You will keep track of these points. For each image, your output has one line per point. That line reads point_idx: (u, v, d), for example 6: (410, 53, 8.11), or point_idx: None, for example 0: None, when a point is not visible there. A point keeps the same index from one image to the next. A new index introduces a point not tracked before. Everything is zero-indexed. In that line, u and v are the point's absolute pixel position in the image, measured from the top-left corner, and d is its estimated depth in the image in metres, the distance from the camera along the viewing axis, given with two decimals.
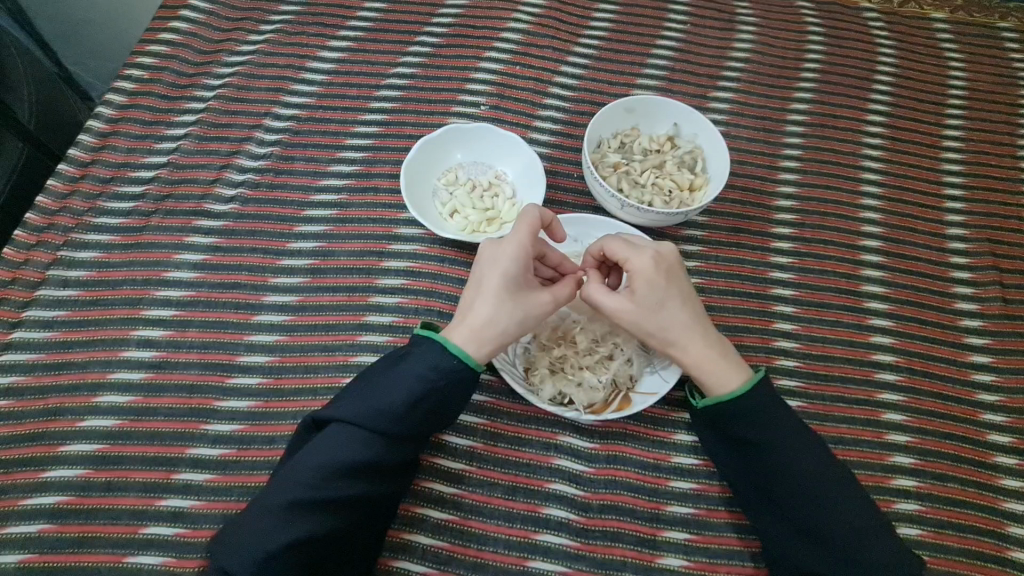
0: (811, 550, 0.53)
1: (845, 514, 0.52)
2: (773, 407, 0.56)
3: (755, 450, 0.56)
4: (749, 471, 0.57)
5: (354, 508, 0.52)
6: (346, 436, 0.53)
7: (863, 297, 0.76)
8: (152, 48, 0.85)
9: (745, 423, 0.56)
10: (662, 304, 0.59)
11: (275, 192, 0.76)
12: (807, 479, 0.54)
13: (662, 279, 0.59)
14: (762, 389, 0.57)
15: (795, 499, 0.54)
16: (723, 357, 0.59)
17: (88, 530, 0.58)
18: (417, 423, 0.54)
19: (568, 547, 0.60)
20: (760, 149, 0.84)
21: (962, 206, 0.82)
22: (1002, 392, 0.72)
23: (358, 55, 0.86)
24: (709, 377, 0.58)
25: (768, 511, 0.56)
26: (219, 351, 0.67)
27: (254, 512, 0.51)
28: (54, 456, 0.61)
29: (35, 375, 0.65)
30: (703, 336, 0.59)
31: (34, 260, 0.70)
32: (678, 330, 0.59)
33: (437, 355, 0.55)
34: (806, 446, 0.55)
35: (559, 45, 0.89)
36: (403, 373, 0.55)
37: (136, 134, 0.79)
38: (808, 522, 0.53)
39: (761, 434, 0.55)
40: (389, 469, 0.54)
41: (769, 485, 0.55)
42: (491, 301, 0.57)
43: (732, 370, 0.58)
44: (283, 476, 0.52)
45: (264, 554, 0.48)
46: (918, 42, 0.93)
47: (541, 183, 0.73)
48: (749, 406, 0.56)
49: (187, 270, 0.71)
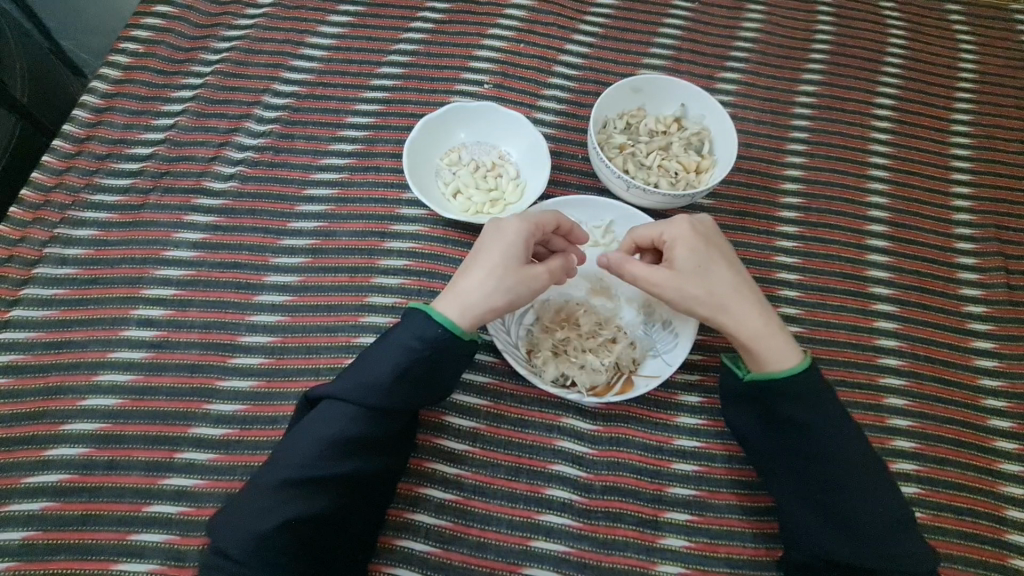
0: (834, 535, 0.53)
1: (875, 503, 0.53)
2: (821, 392, 0.55)
3: (800, 433, 0.55)
4: (786, 452, 0.56)
5: (348, 484, 0.52)
6: (335, 412, 0.52)
7: (867, 282, 0.76)
8: (147, 20, 0.83)
9: (791, 403, 0.55)
10: (705, 269, 0.59)
11: (276, 170, 0.75)
12: (845, 467, 0.53)
13: (701, 245, 0.60)
14: (812, 370, 0.56)
15: (831, 484, 0.53)
16: (778, 330, 0.57)
17: (92, 508, 0.58)
18: (405, 396, 0.53)
19: (571, 527, 0.61)
20: (767, 132, 0.83)
21: (970, 190, 0.82)
22: (1004, 377, 0.72)
23: (359, 31, 0.84)
24: (764, 346, 0.57)
25: (798, 494, 0.56)
26: (220, 331, 0.66)
27: (249, 492, 0.51)
28: (56, 435, 0.61)
29: (34, 354, 0.64)
30: (757, 306, 0.58)
31: (30, 237, 0.69)
32: (727, 296, 0.58)
33: (424, 324, 0.54)
34: (849, 432, 0.54)
35: (565, 23, 0.87)
36: (389, 346, 0.54)
37: (132, 110, 0.77)
38: (840, 510, 0.53)
39: (809, 416, 0.54)
40: (379, 444, 0.53)
41: (804, 467, 0.55)
42: (487, 271, 0.57)
43: (787, 344, 0.57)
44: (277, 456, 0.52)
45: (259, 533, 0.48)
46: (929, 23, 0.91)
47: (546, 164, 0.72)
48: (799, 386, 0.55)
49: (187, 249, 0.70)
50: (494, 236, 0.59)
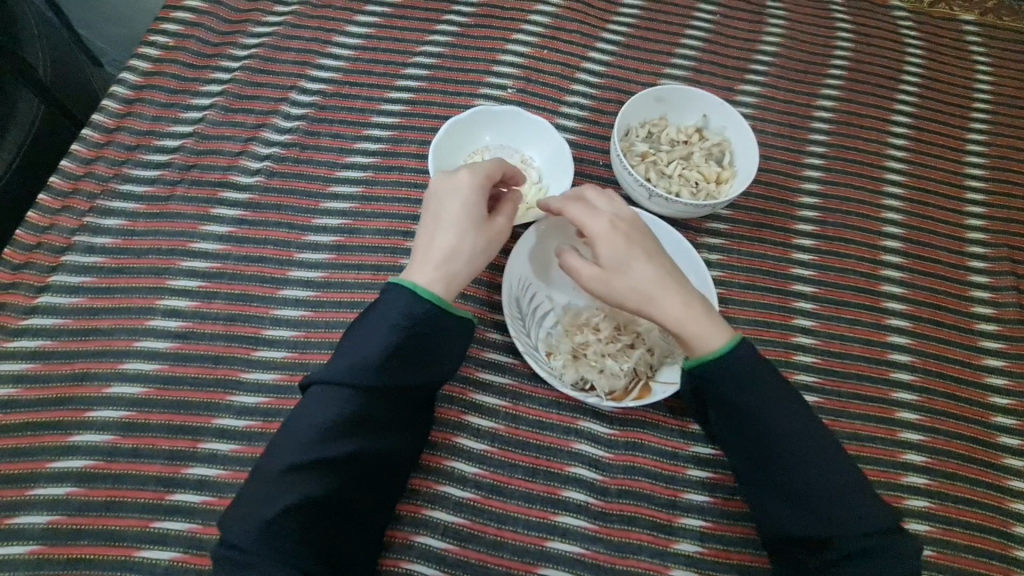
0: (797, 517, 0.52)
1: (826, 480, 0.51)
2: (756, 369, 0.54)
3: (742, 416, 0.54)
4: (734, 438, 0.55)
5: (353, 464, 0.52)
6: (333, 395, 0.52)
7: (881, 297, 0.77)
8: (177, 14, 0.84)
9: (725, 387, 0.54)
10: (628, 263, 0.57)
11: (301, 166, 0.76)
12: (789, 444, 0.52)
13: (623, 238, 0.58)
14: (742, 347, 0.54)
15: (783, 465, 0.52)
16: (705, 314, 0.56)
17: (115, 495, 0.59)
18: (405, 376, 0.54)
19: (586, 529, 0.61)
20: (785, 145, 0.84)
21: (984, 210, 0.83)
22: (1014, 396, 0.73)
23: (385, 32, 0.85)
24: (692, 335, 0.56)
25: (757, 479, 0.55)
26: (244, 324, 0.67)
27: (254, 480, 0.50)
28: (81, 421, 0.61)
29: (61, 340, 0.65)
30: (683, 293, 0.57)
31: (59, 225, 0.70)
32: (651, 287, 0.57)
33: (418, 303, 0.55)
34: (788, 410, 0.53)
35: (588, 30, 0.88)
36: (383, 326, 0.54)
37: (161, 102, 0.78)
38: (795, 489, 0.52)
39: (746, 397, 0.53)
40: (380, 423, 0.54)
41: (752, 450, 0.54)
42: (458, 232, 0.59)
43: (713, 328, 0.56)
44: (277, 444, 0.51)
45: (266, 520, 0.48)
46: (946, 43, 0.92)
47: (570, 169, 0.73)
48: (733, 365, 0.54)
49: (212, 242, 0.71)
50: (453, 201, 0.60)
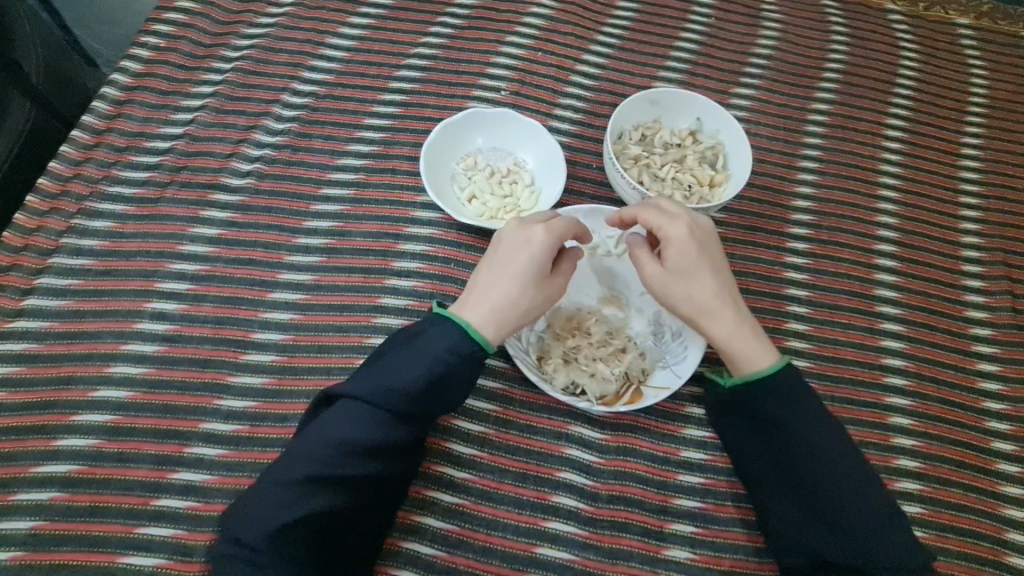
0: (823, 534, 0.53)
1: (863, 501, 0.53)
2: (801, 392, 0.56)
3: (781, 431, 0.56)
4: (770, 453, 0.58)
5: (368, 483, 0.52)
6: (361, 413, 0.52)
7: (875, 301, 0.76)
8: (169, 15, 0.83)
9: (771, 403, 0.57)
10: (692, 273, 0.58)
11: (293, 169, 0.76)
12: (824, 463, 0.54)
13: (695, 246, 0.58)
14: (789, 372, 0.57)
15: (815, 482, 0.54)
16: (755, 335, 0.59)
17: (99, 500, 0.58)
18: (431, 405, 0.54)
19: (576, 535, 0.61)
20: (780, 148, 0.84)
21: (978, 214, 0.83)
22: (1008, 401, 0.73)
23: (379, 34, 0.85)
24: (740, 351, 0.58)
25: (784, 495, 0.57)
26: (233, 327, 0.66)
27: (266, 485, 0.51)
28: (66, 425, 0.61)
29: (46, 344, 0.64)
30: (737, 312, 0.59)
31: (46, 227, 0.69)
32: (709, 301, 0.58)
33: (457, 338, 0.55)
34: (830, 431, 0.55)
35: (582, 33, 0.88)
36: (417, 354, 0.54)
37: (151, 104, 0.78)
38: (824, 506, 0.54)
39: (787, 414, 0.56)
40: (401, 447, 0.54)
41: (788, 465, 0.56)
42: (517, 284, 0.58)
43: (762, 350, 0.58)
44: (295, 450, 0.52)
45: (276, 526, 0.48)
46: (942, 47, 0.92)
47: (562, 173, 0.73)
48: (779, 385, 0.56)
49: (202, 244, 0.70)
50: (521, 246, 0.59)
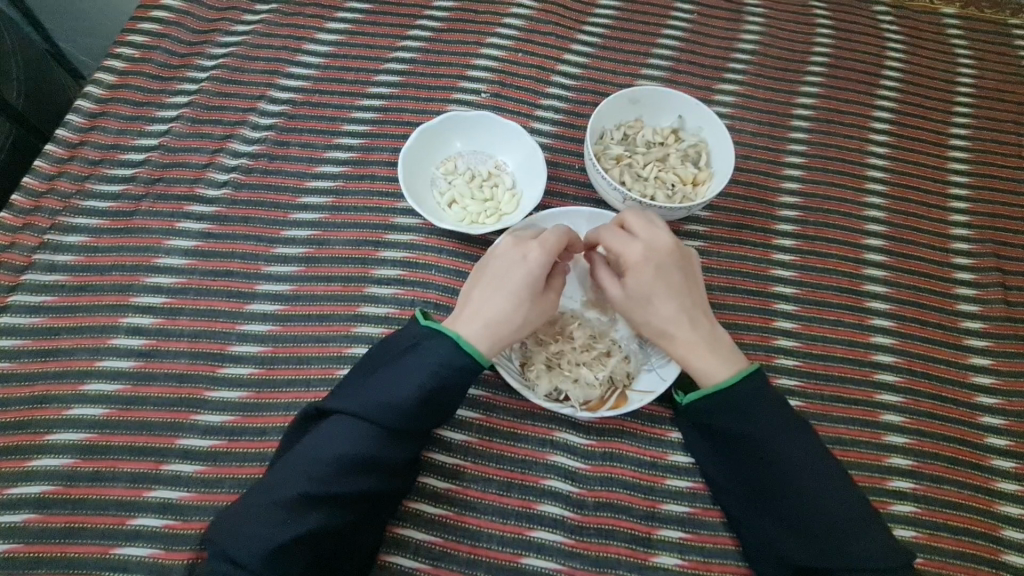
0: (796, 543, 0.53)
1: (829, 508, 0.52)
2: (758, 401, 0.55)
3: (742, 444, 0.55)
4: (734, 463, 0.57)
5: (362, 500, 0.51)
6: (354, 430, 0.51)
7: (864, 297, 0.75)
8: (144, 25, 0.82)
9: (728, 417, 0.55)
10: (648, 297, 0.58)
11: (270, 177, 0.75)
12: (787, 473, 0.53)
13: (649, 271, 0.58)
14: (745, 384, 0.55)
15: (780, 492, 0.53)
16: (713, 353, 0.57)
17: (75, 521, 0.57)
18: (426, 420, 0.53)
19: (562, 544, 0.60)
20: (765, 144, 0.83)
21: (967, 205, 0.81)
22: (1001, 395, 0.71)
23: (357, 39, 0.84)
24: (696, 370, 0.57)
25: (755, 505, 0.56)
26: (209, 341, 0.65)
27: (257, 503, 0.49)
28: (40, 445, 0.60)
29: (21, 362, 0.63)
30: (695, 332, 0.58)
31: (20, 243, 0.68)
32: (666, 322, 0.58)
33: (451, 351, 0.53)
34: (790, 438, 0.54)
35: (563, 32, 0.87)
36: (411, 367, 0.53)
37: (126, 116, 0.77)
38: (792, 515, 0.53)
39: (745, 427, 0.54)
40: (396, 464, 0.53)
41: (752, 476, 0.55)
42: (513, 301, 0.56)
43: (720, 367, 0.56)
44: (286, 467, 0.51)
45: (268, 547, 0.47)
46: (927, 37, 0.91)
47: (542, 175, 0.72)
48: (734, 399, 0.55)
49: (178, 256, 0.69)
50: (515, 261, 0.58)
